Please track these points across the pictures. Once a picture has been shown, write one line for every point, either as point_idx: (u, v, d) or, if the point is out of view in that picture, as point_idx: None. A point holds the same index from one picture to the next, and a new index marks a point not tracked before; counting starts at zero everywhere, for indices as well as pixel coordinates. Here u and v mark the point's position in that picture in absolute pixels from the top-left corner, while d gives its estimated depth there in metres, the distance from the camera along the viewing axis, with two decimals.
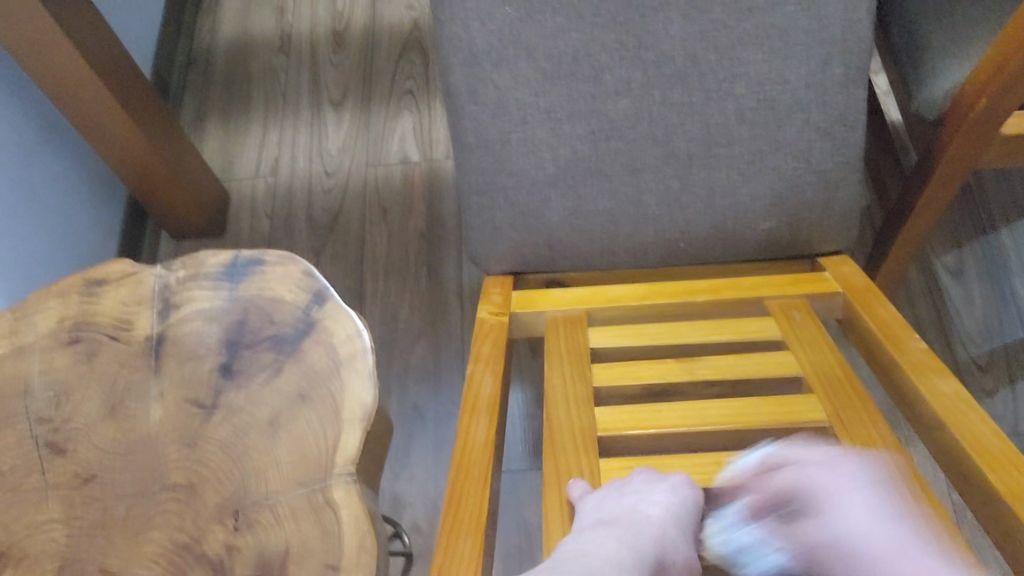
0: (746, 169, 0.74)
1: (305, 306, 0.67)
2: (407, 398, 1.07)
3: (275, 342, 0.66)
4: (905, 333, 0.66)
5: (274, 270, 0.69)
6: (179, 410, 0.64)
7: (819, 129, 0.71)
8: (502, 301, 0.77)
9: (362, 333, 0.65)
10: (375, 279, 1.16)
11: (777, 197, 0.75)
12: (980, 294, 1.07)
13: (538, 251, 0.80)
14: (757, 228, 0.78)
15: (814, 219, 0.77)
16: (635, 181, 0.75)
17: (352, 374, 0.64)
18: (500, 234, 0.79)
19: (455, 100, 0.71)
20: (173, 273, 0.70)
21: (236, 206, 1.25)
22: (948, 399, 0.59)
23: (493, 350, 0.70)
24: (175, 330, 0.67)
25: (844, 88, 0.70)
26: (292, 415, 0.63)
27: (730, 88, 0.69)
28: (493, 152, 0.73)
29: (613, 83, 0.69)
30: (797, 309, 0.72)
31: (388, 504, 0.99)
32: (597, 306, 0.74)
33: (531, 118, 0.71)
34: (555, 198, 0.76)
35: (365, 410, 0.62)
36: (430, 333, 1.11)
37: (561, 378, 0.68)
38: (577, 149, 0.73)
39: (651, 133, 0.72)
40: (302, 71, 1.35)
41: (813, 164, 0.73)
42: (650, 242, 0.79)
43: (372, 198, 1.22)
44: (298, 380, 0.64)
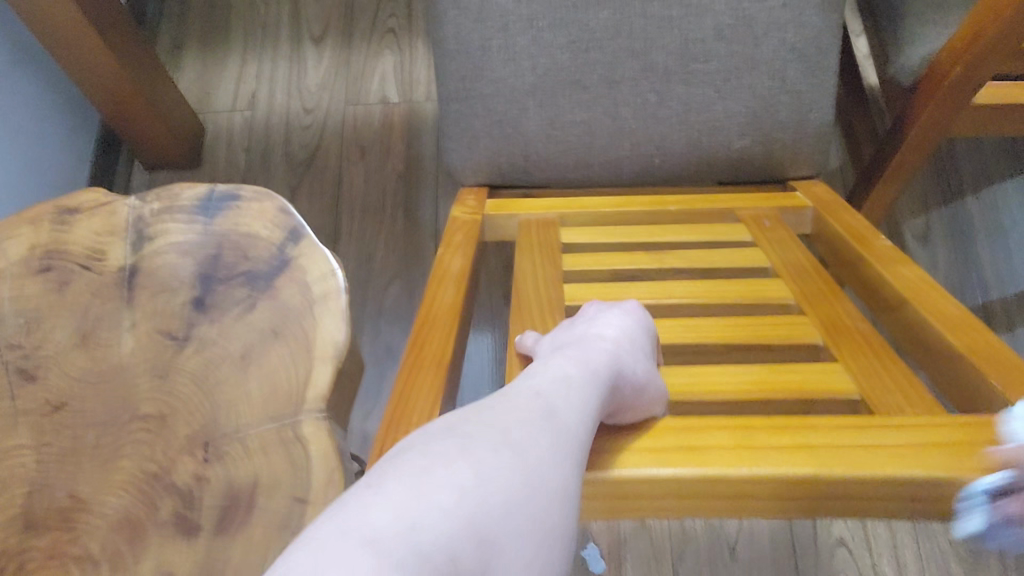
0: (723, 86, 0.72)
1: (280, 244, 0.67)
2: (380, 338, 1.07)
3: (249, 278, 0.66)
4: (870, 231, 0.65)
5: (249, 206, 0.69)
6: (151, 341, 0.64)
7: (796, 49, 0.71)
8: (475, 204, 0.74)
9: (337, 273, 0.65)
10: (352, 217, 1.16)
11: (752, 115, 0.74)
12: (944, 258, 1.09)
13: (514, 160, 0.78)
14: (734, 145, 0.76)
15: (789, 141, 0.76)
16: (614, 95, 0.73)
17: (325, 313, 0.64)
18: (477, 144, 0.77)
19: (439, 6, 0.72)
20: (148, 205, 0.69)
21: (213, 139, 1.23)
22: (908, 275, 0.57)
23: (464, 236, 0.68)
24: (149, 261, 0.67)
25: (820, 10, 0.70)
26: (264, 349, 0.64)
27: (710, 3, 0.69)
28: (473, 57, 0.72)
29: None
30: (769, 218, 0.71)
31: (358, 441, 1.01)
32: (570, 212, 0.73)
33: (514, 24, 0.71)
34: (533, 107, 0.74)
35: (339, 347, 0.63)
36: (404, 275, 1.12)
37: (531, 263, 0.66)
38: (557, 58, 0.72)
39: (629, 45, 0.71)
40: (283, 3, 1.32)
41: (788, 84, 0.72)
42: (626, 155, 0.77)
43: (349, 137, 1.21)
44: (270, 316, 0.64)
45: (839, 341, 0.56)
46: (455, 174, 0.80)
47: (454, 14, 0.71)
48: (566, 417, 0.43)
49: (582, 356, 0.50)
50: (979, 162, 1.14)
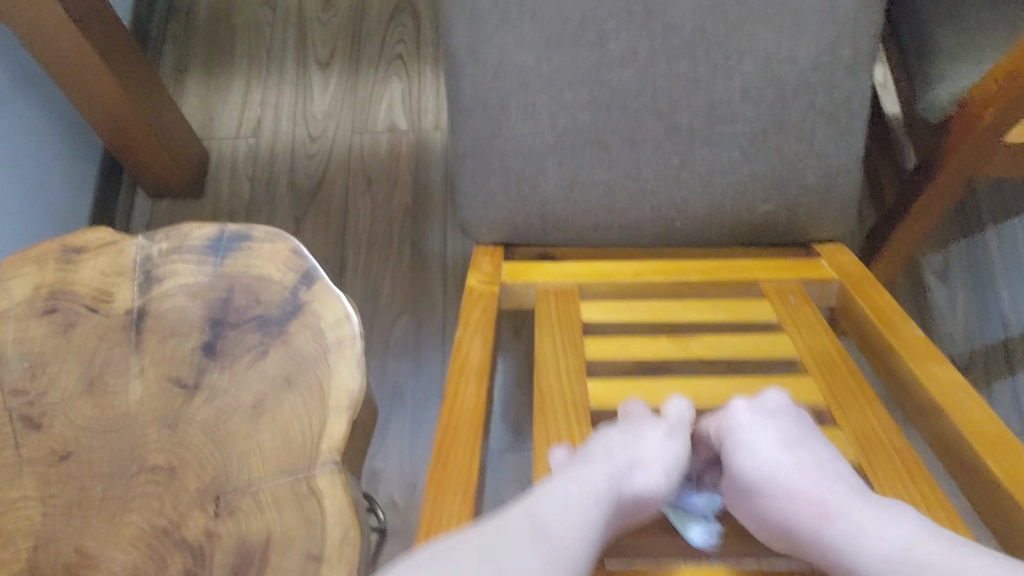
0: (747, 147, 0.71)
1: (293, 288, 0.65)
2: (386, 374, 1.06)
3: (261, 322, 0.64)
4: (899, 320, 0.64)
5: (262, 247, 0.67)
6: (160, 389, 0.62)
7: (822, 111, 0.70)
8: (492, 270, 0.73)
9: (352, 319, 0.64)
10: (358, 250, 1.15)
11: (777, 179, 0.73)
12: (963, 296, 1.08)
13: (531, 221, 0.77)
14: (757, 210, 0.75)
15: (813, 205, 0.75)
16: (635, 154, 0.72)
17: (339, 360, 0.63)
18: (493, 201, 0.76)
19: (456, 59, 0.70)
20: (156, 244, 0.67)
21: (216, 166, 1.21)
22: (940, 382, 0.58)
23: (482, 316, 0.66)
24: (157, 304, 0.65)
25: (853, 71, 0.69)
26: (277, 401, 0.62)
27: (736, 64, 0.68)
28: (490, 116, 0.71)
29: (619, 50, 0.68)
30: (793, 292, 0.69)
31: (365, 479, 0.99)
32: (590, 281, 0.71)
33: (533, 82, 0.70)
34: (551, 166, 0.73)
35: (354, 397, 0.61)
36: (411, 309, 1.10)
37: (552, 344, 0.65)
38: (577, 118, 0.71)
39: (652, 104, 0.70)
40: (289, 27, 1.31)
41: (815, 147, 0.72)
42: (646, 218, 0.76)
43: (356, 167, 1.20)
44: (283, 364, 0.63)
45: (872, 453, 0.56)
46: (470, 231, 0.78)
47: (471, 69, 0.70)
48: (557, 545, 0.46)
49: (586, 471, 0.53)
50: (998, 200, 1.13)
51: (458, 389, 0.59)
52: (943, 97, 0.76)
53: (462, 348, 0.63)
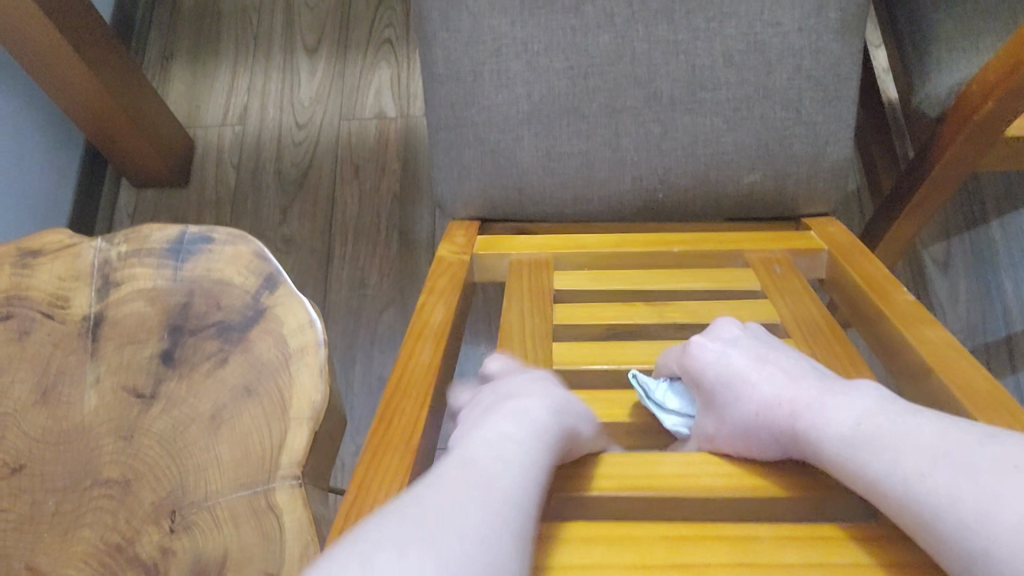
0: (732, 116, 0.67)
1: (254, 292, 0.63)
2: (373, 367, 1.04)
3: (221, 330, 0.62)
4: (890, 286, 0.59)
5: (223, 250, 0.64)
6: (115, 398, 0.60)
7: (810, 77, 0.66)
8: (464, 242, 0.69)
9: (316, 325, 0.61)
10: (344, 239, 1.12)
11: (762, 148, 0.68)
12: (965, 288, 1.05)
13: (507, 194, 0.72)
14: (741, 179, 0.70)
15: (802, 176, 0.70)
16: (615, 124, 0.68)
17: (302, 367, 0.60)
18: (468, 175, 0.72)
19: (427, 24, 0.68)
20: (115, 247, 0.65)
21: (202, 154, 1.19)
22: (933, 342, 0.52)
23: (449, 282, 0.63)
24: (115, 309, 0.63)
25: (839, 35, 0.65)
26: (235, 410, 0.59)
27: (719, 28, 0.65)
28: (465, 85, 0.68)
29: (595, 14, 0.65)
30: (778, 263, 0.65)
31: (350, 476, 0.98)
32: (566, 252, 0.68)
33: (506, 49, 0.67)
34: (528, 136, 0.69)
35: (317, 407, 0.58)
36: (398, 300, 1.08)
37: (521, 313, 0.62)
38: (553, 84, 0.67)
39: (631, 71, 0.66)
40: (277, 11, 1.28)
41: (802, 116, 0.67)
42: (626, 191, 0.71)
43: (344, 154, 1.17)
44: (243, 371, 0.60)
45: None
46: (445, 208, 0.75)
47: (443, 37, 0.67)
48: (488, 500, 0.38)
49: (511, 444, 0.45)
50: (1004, 188, 1.09)
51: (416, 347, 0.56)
52: (944, 85, 0.73)
53: (425, 312, 0.60)
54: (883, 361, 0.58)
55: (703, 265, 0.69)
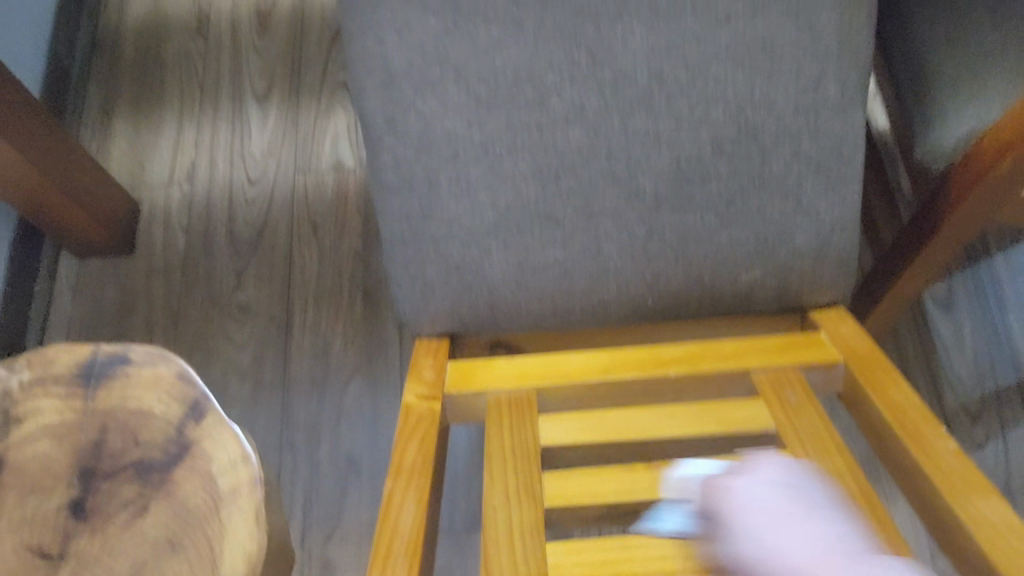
0: (724, 212, 0.55)
1: (177, 423, 0.54)
2: (340, 448, 0.95)
3: (140, 470, 0.53)
4: (929, 429, 0.48)
5: (140, 373, 0.56)
6: (17, 561, 0.51)
7: (810, 160, 0.54)
8: (432, 378, 0.55)
9: (250, 460, 0.52)
10: (304, 304, 1.03)
11: (762, 243, 0.56)
12: (971, 331, 0.96)
13: (478, 311, 0.59)
14: (739, 281, 0.57)
15: (821, 278, 0.58)
16: (594, 228, 0.56)
17: (234, 512, 0.50)
18: (431, 294, 0.58)
19: (369, 130, 0.53)
20: (17, 373, 0.57)
21: (148, 218, 1.10)
22: (996, 532, 0.42)
23: (419, 454, 0.50)
24: (17, 452, 0.55)
25: (841, 112, 0.53)
26: (158, 570, 0.50)
27: (705, 116, 0.52)
28: (418, 197, 0.55)
29: (562, 107, 0.52)
30: (795, 386, 0.52)
31: (317, 570, 0.89)
32: (545, 386, 0.54)
33: (464, 153, 0.53)
34: (496, 249, 0.56)
35: (252, 558, 0.49)
36: (365, 369, 0.99)
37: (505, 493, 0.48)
38: (521, 190, 0.54)
39: (609, 168, 0.54)
40: (223, 57, 1.20)
41: (805, 204, 0.55)
42: (613, 300, 0.58)
43: (300, 212, 1.08)
44: (167, 521, 0.52)
45: None
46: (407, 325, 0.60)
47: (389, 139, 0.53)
48: None
49: None
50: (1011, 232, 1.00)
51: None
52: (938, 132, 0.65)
53: (390, 513, 0.46)
54: (922, 522, 0.48)
55: (708, 393, 0.55)
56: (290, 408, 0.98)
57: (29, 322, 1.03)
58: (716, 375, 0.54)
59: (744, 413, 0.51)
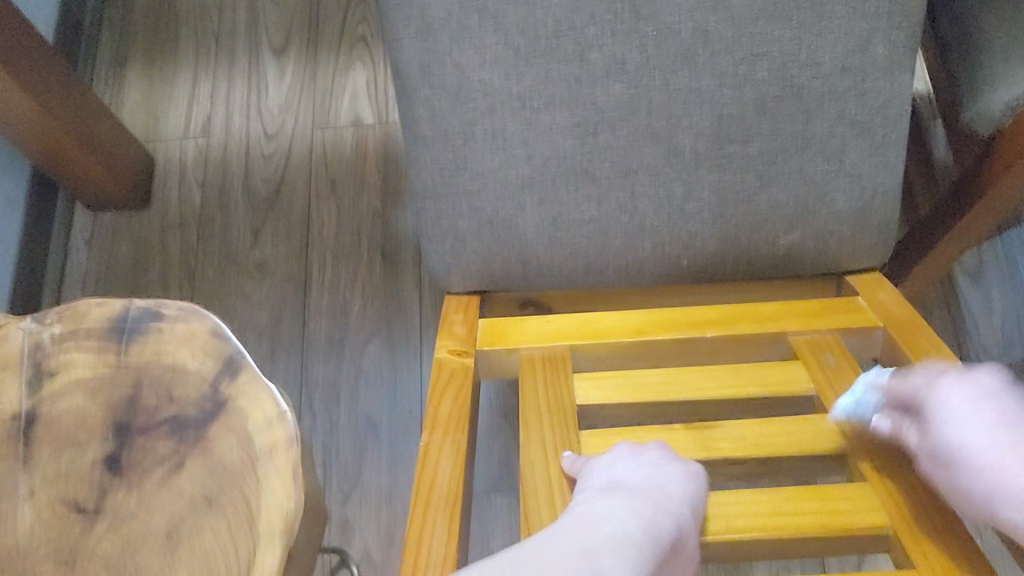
0: (766, 172, 0.53)
1: (213, 382, 0.53)
2: (360, 406, 0.95)
3: (174, 426, 0.52)
4: None
5: (173, 329, 0.55)
6: (54, 516, 0.51)
7: (855, 122, 0.52)
8: (465, 334, 0.54)
9: (287, 420, 0.51)
10: (322, 263, 1.02)
11: (802, 207, 0.54)
12: (999, 301, 0.96)
13: (510, 268, 0.57)
14: (779, 243, 0.56)
15: (864, 246, 0.56)
16: (630, 185, 0.54)
17: (271, 471, 0.49)
18: (463, 249, 0.56)
19: (404, 81, 0.53)
20: (47, 327, 0.56)
21: (163, 172, 1.09)
22: None
23: (454, 410, 0.49)
24: (50, 406, 0.54)
25: (889, 73, 0.52)
26: (194, 525, 0.50)
27: (749, 72, 0.51)
28: (454, 148, 0.54)
29: (602, 62, 0.51)
30: (831, 351, 0.51)
31: (338, 528, 0.90)
32: (580, 345, 0.53)
33: (501, 106, 0.52)
34: (530, 206, 0.55)
35: (291, 516, 0.48)
36: (385, 329, 0.99)
37: (541, 452, 0.48)
38: (558, 143, 0.53)
39: (649, 125, 0.52)
40: (239, 8, 1.17)
41: (845, 167, 0.54)
42: (647, 261, 0.56)
43: (319, 168, 1.07)
44: (203, 479, 0.51)
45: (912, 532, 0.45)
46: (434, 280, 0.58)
47: (424, 89, 0.52)
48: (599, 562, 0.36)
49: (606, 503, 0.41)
50: None
51: (420, 538, 0.43)
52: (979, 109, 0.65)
53: (428, 468, 0.46)
54: None
55: (743, 355, 0.54)
56: (308, 368, 0.97)
57: (43, 281, 1.02)
58: (753, 339, 0.53)
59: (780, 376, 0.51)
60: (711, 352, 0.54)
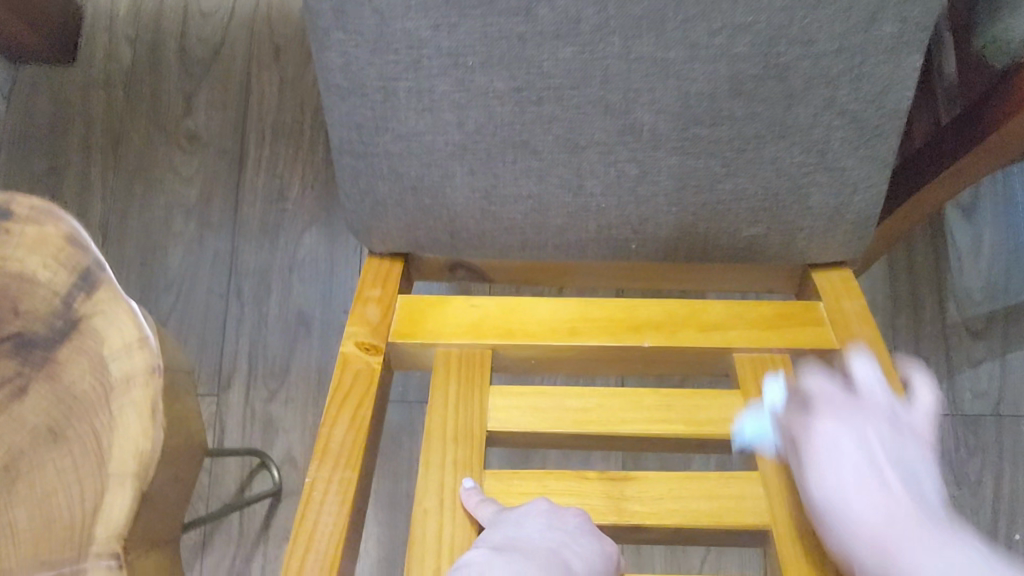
0: (734, 159, 0.46)
1: (64, 295, 0.41)
2: (290, 298, 0.88)
3: (19, 345, 0.41)
4: None
5: (20, 230, 0.41)
6: None
7: (845, 112, 0.44)
8: (376, 318, 0.48)
9: (148, 343, 0.39)
10: (261, 140, 0.94)
11: (771, 199, 0.48)
12: (991, 239, 0.84)
13: (436, 236, 0.51)
14: (741, 233, 0.50)
15: (834, 239, 0.50)
16: (577, 162, 0.47)
17: (126, 406, 0.38)
18: (384, 212, 0.50)
19: (315, 21, 0.43)
20: None
21: (91, 22, 0.98)
22: None
23: (348, 435, 0.42)
24: None
25: (894, 55, 0.42)
26: (34, 461, 0.40)
27: (728, 45, 0.42)
28: (371, 104, 0.45)
29: (554, 19, 0.41)
30: (777, 377, 0.46)
31: (259, 428, 0.83)
32: (502, 343, 0.47)
33: (428, 61, 0.43)
34: (461, 173, 0.48)
35: (146, 461, 0.38)
36: (324, 219, 0.91)
37: (439, 492, 0.42)
38: (494, 110, 0.45)
39: (602, 96, 0.44)
40: None
41: (828, 160, 0.46)
42: (589, 239, 0.51)
43: (262, 32, 0.97)
44: (48, 408, 0.40)
45: None
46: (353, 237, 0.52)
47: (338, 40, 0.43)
48: None
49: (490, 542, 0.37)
50: None
51: None
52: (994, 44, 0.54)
53: (308, 519, 0.40)
54: None
55: (685, 366, 0.49)
56: (239, 253, 0.90)
57: None
58: (695, 351, 0.47)
59: (715, 416, 0.44)
60: (648, 359, 0.48)
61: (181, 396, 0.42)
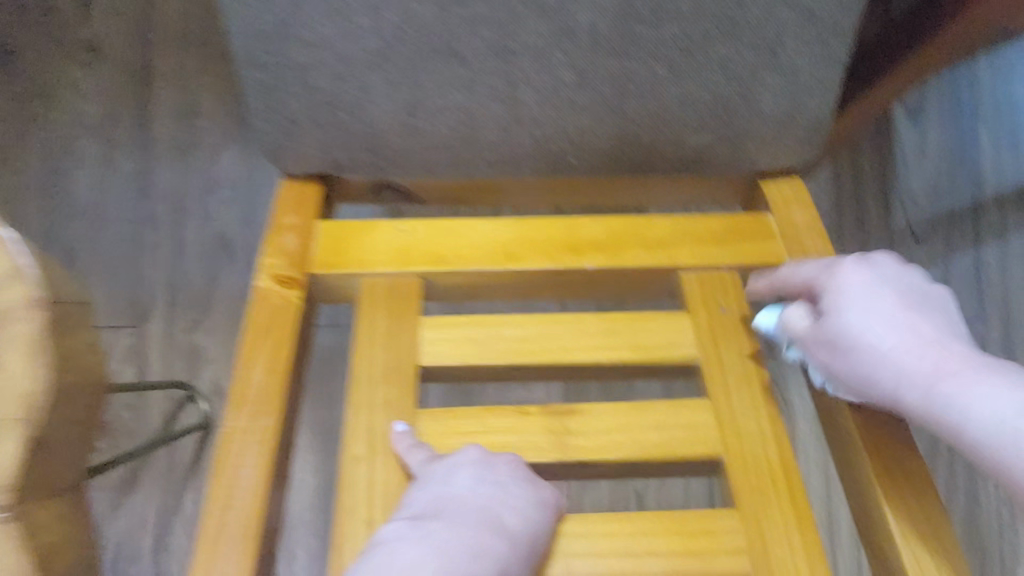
0: (678, 60, 0.43)
1: None
2: (209, 220, 0.82)
3: None
4: None
5: None
6: None
7: (798, 6, 0.41)
8: (296, 247, 0.44)
9: (25, 271, 0.38)
10: (169, 52, 0.87)
11: (718, 104, 0.45)
12: (936, 144, 0.83)
13: (357, 155, 0.47)
14: (686, 142, 0.47)
15: (786, 145, 0.47)
16: (507, 69, 0.43)
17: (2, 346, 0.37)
18: (298, 130, 0.45)
19: None
20: None
21: None
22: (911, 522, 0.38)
23: (267, 379, 0.39)
24: None
25: None
26: None
27: None
28: (273, 6, 0.40)
29: None
30: (725, 296, 0.44)
31: (181, 360, 0.78)
32: (433, 270, 0.44)
33: None
34: (379, 85, 0.43)
35: (25, 405, 0.36)
36: (242, 137, 0.85)
37: (369, 435, 0.39)
38: (411, 12, 0.40)
39: None
40: None
41: (778, 60, 0.43)
42: (524, 153, 0.47)
43: None
44: None
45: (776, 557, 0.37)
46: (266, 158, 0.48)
47: None
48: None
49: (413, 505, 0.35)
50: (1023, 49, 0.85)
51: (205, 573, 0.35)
52: None
53: (225, 471, 0.37)
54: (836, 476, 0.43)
55: (630, 287, 0.46)
56: (151, 174, 0.83)
57: None
58: (639, 271, 0.44)
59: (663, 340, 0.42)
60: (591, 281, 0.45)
61: (67, 332, 0.40)
